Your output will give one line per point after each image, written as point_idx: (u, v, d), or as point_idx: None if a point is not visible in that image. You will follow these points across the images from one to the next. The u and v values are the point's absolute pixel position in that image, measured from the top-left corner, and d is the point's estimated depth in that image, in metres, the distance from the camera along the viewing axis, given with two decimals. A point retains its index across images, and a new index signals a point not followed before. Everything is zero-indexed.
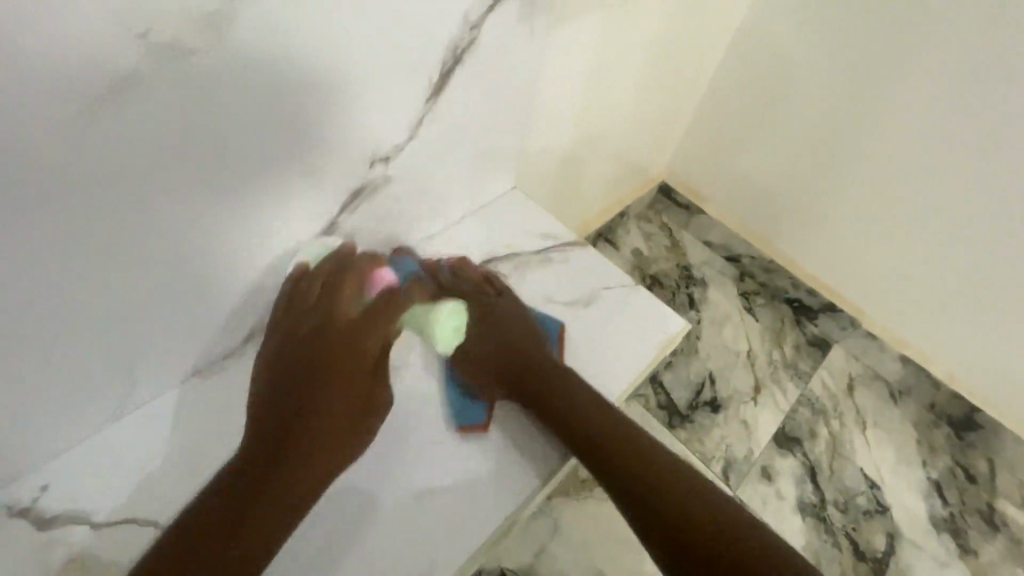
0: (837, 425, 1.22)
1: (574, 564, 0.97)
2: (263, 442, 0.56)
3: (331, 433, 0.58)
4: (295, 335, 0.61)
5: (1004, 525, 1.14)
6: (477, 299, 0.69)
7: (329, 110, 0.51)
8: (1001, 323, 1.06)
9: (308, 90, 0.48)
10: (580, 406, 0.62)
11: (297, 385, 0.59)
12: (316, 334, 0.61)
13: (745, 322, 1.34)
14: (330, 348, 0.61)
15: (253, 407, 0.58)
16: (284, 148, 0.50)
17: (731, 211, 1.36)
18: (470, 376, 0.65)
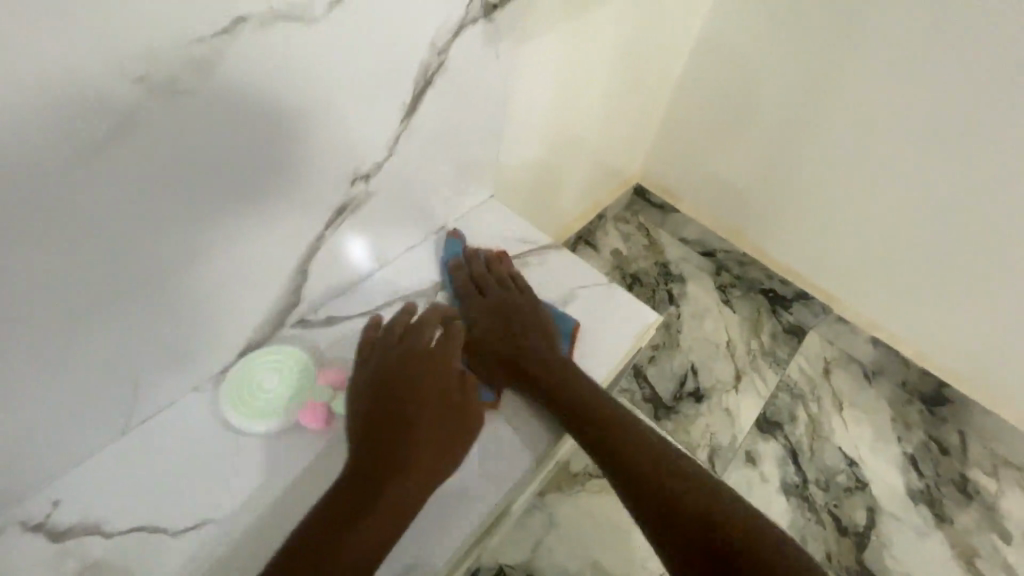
0: (816, 408, 1.27)
1: (569, 556, 1.00)
2: (374, 428, 0.59)
3: (435, 416, 0.61)
4: (385, 349, 0.65)
5: (977, 493, 1.20)
6: (499, 294, 0.74)
7: (310, 133, 0.54)
8: (961, 302, 1.12)
9: (289, 116, 0.52)
10: (585, 395, 0.66)
11: (395, 377, 0.63)
12: (405, 348, 0.65)
13: (723, 314, 1.40)
14: (415, 352, 0.65)
15: (358, 398, 0.62)
16: (269, 170, 0.54)
17: (703, 210, 1.42)
18: (481, 367, 0.69)
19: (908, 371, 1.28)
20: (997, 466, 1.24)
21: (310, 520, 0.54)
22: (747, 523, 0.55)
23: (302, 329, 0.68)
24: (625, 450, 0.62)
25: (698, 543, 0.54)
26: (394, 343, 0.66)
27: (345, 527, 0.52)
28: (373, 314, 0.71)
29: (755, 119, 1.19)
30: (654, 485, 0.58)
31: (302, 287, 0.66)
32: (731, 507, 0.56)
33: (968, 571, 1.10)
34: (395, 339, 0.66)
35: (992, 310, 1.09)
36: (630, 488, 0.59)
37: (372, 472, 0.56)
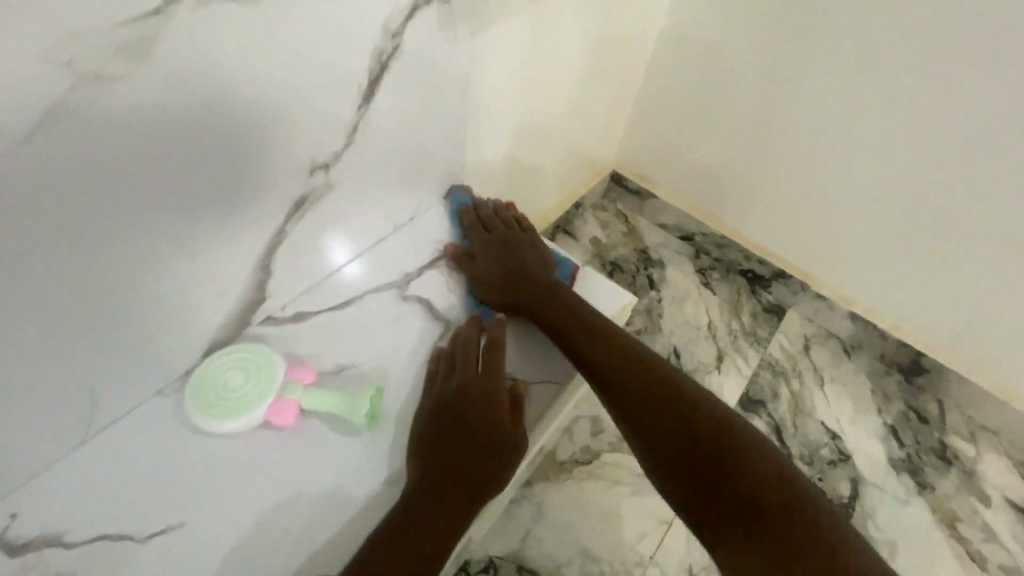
0: (797, 384, 1.29)
1: (559, 544, 1.00)
2: (429, 450, 0.58)
3: (487, 435, 0.59)
4: (440, 374, 0.64)
5: (956, 459, 1.22)
6: (503, 232, 0.78)
7: (263, 125, 0.53)
8: (929, 271, 1.14)
9: (238, 108, 0.50)
10: (578, 316, 0.69)
11: (448, 401, 0.61)
12: (457, 374, 0.63)
13: (703, 296, 1.41)
14: (464, 373, 0.63)
15: (418, 420, 0.61)
16: (222, 165, 0.52)
17: (679, 193, 1.41)
18: (481, 288, 0.73)
19: (886, 344, 1.30)
20: (975, 431, 1.26)
21: (365, 542, 0.53)
22: (733, 429, 0.59)
23: (271, 327, 0.66)
24: (618, 367, 0.66)
25: (684, 447, 0.59)
26: (446, 369, 0.65)
27: (396, 548, 0.52)
28: (344, 308, 0.69)
29: (724, 100, 1.19)
30: (685, 454, 0.59)
31: (267, 283, 0.64)
32: (717, 415, 0.61)
33: (950, 535, 1.12)
34: (447, 358, 0.66)
35: (959, 278, 1.11)
36: (648, 440, 0.61)
37: (428, 492, 0.56)
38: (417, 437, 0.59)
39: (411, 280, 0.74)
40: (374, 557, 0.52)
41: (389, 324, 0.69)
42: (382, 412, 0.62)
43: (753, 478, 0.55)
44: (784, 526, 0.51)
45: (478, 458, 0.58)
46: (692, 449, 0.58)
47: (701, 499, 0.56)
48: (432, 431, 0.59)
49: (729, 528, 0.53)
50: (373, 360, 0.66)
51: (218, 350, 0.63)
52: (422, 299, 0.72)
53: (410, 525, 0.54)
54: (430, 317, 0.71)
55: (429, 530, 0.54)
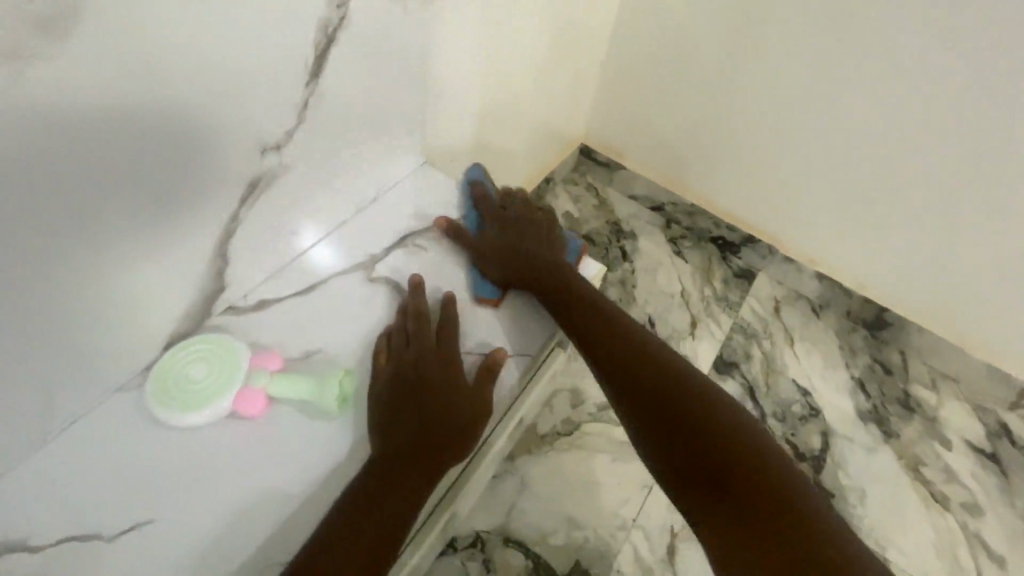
0: (768, 345, 1.33)
1: (544, 514, 1.02)
2: (396, 424, 0.58)
3: (450, 407, 0.60)
4: (399, 349, 0.63)
5: (919, 407, 1.27)
6: (517, 216, 0.77)
7: (216, 124, 0.52)
8: (890, 227, 1.18)
9: (190, 106, 0.49)
10: (566, 281, 0.71)
11: (413, 378, 0.61)
12: (417, 349, 0.63)
13: (675, 265, 1.43)
14: (423, 350, 0.63)
15: (379, 392, 0.60)
16: (178, 167, 0.51)
17: (648, 164, 1.42)
18: (490, 264, 0.71)
19: (851, 301, 1.35)
20: (936, 380, 1.31)
21: (329, 514, 0.53)
22: (696, 383, 0.62)
23: (233, 316, 0.64)
24: (592, 324, 0.68)
25: (650, 394, 0.62)
26: (405, 345, 0.63)
27: (362, 520, 0.53)
28: (309, 292, 0.67)
29: (701, 93, 1.22)
30: (649, 402, 0.61)
31: (226, 270, 0.62)
32: (681, 369, 0.64)
33: (914, 479, 1.17)
34: (406, 336, 0.64)
35: (918, 230, 1.15)
36: (617, 385, 0.64)
37: (396, 466, 0.56)
38: (378, 413, 0.59)
39: (376, 262, 0.71)
40: (333, 535, 0.52)
41: (354, 306, 0.67)
42: (353, 393, 0.61)
43: (738, 457, 0.55)
44: (728, 469, 0.55)
45: (444, 427, 0.59)
46: (678, 429, 0.59)
47: (660, 440, 0.59)
48: (397, 406, 0.59)
49: (696, 472, 0.56)
50: (340, 345, 0.64)
51: (169, 348, 0.60)
52: (389, 279, 0.70)
53: (375, 497, 0.54)
54: (398, 296, 0.69)
55: (394, 500, 0.55)
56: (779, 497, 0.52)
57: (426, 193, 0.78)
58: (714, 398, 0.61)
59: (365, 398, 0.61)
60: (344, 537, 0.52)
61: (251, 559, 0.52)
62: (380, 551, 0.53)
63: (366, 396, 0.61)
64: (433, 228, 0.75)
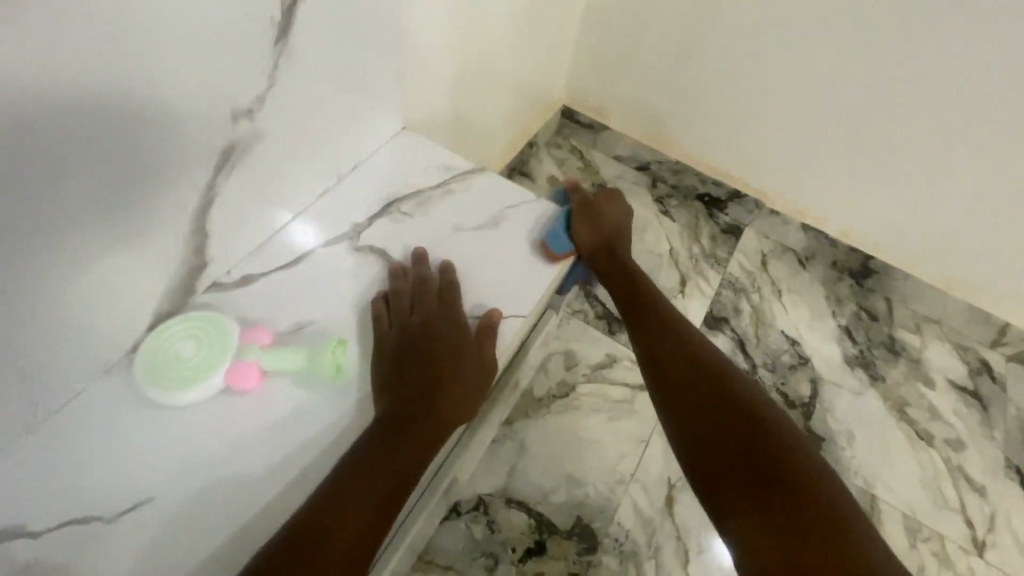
0: (757, 298, 1.34)
1: (545, 474, 1.04)
2: (402, 387, 0.58)
3: (455, 369, 0.60)
4: (402, 315, 0.63)
5: (904, 349, 1.30)
6: (614, 213, 0.78)
7: (167, 107, 0.48)
8: (876, 171, 1.20)
9: (143, 85, 0.45)
10: (622, 265, 0.75)
11: (418, 343, 0.61)
12: (423, 312, 0.63)
13: (663, 224, 1.44)
14: (427, 316, 0.63)
15: (384, 358, 0.60)
16: (124, 155, 0.47)
17: (632, 122, 1.44)
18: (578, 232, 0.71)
19: (836, 251, 1.37)
20: (920, 323, 1.34)
21: (332, 476, 0.53)
22: (721, 363, 0.66)
23: (218, 294, 0.62)
24: (632, 300, 0.74)
25: (677, 360, 0.67)
26: (408, 310, 0.63)
27: (364, 481, 0.53)
28: (293, 266, 0.65)
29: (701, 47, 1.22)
30: (677, 368, 0.66)
31: (205, 247, 0.59)
32: (710, 350, 0.68)
33: (900, 419, 1.21)
34: (408, 303, 0.64)
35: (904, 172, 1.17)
36: (647, 350, 0.69)
37: (399, 428, 0.56)
38: (383, 378, 0.59)
39: (360, 230, 0.69)
40: (335, 495, 0.52)
41: (344, 276, 0.66)
42: (347, 362, 0.61)
43: (757, 431, 0.59)
44: (741, 437, 0.59)
45: (449, 389, 0.60)
46: (699, 391, 0.63)
47: (681, 401, 0.64)
48: (403, 371, 0.60)
49: (710, 435, 0.60)
50: (330, 318, 0.63)
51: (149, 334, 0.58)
52: (375, 249, 0.68)
53: (379, 457, 0.54)
54: (387, 265, 0.67)
55: (399, 459, 0.55)
56: (781, 470, 0.56)
57: (408, 156, 0.76)
58: (738, 380, 0.64)
59: (368, 366, 0.61)
60: (348, 496, 0.52)
61: (258, 531, 0.52)
62: (380, 510, 0.53)
63: (369, 363, 0.61)
64: (417, 193, 0.72)
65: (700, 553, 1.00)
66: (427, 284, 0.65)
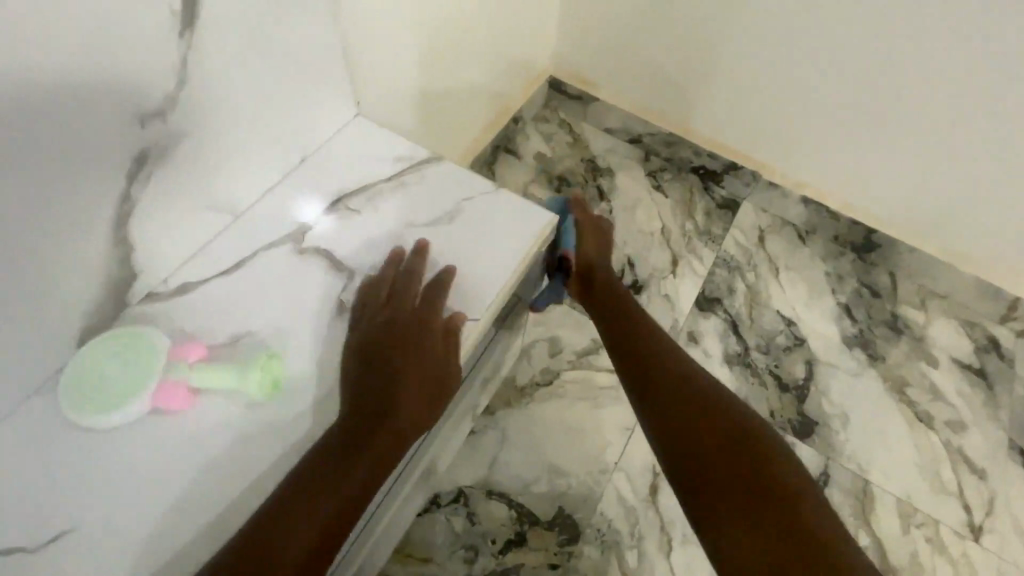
0: (752, 277, 1.29)
1: (526, 465, 1.03)
2: (366, 387, 0.54)
3: (424, 368, 0.55)
4: (372, 308, 0.58)
5: (906, 327, 1.25)
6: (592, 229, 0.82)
7: (54, 118, 0.43)
8: (884, 138, 1.12)
9: (20, 93, 0.40)
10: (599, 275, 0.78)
11: (388, 338, 0.56)
12: (394, 304, 0.58)
13: (655, 200, 1.37)
14: (399, 310, 0.58)
15: (349, 354, 0.55)
16: (10, 176, 0.42)
17: (621, 94, 1.37)
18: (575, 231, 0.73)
19: (838, 224, 1.30)
20: (925, 299, 1.28)
21: (285, 482, 0.50)
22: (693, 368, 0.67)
23: (151, 306, 0.57)
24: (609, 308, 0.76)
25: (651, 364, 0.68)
26: (381, 304, 0.59)
27: (320, 489, 0.49)
28: (231, 274, 0.59)
29: (693, 6, 1.13)
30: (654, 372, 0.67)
31: (132, 259, 0.54)
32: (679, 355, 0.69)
33: (899, 400, 1.16)
34: (382, 295, 0.59)
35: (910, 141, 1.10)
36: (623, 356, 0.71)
37: (360, 432, 0.52)
38: (347, 374, 0.55)
39: (307, 232, 0.63)
40: (286, 505, 0.48)
41: (289, 280, 0.60)
42: (286, 376, 0.55)
43: (731, 433, 0.59)
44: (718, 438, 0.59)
45: (416, 388, 0.55)
46: (667, 397, 0.64)
47: (656, 404, 0.64)
48: (369, 369, 0.55)
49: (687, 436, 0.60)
50: (271, 329, 0.57)
51: (76, 354, 0.53)
52: (322, 250, 0.62)
53: (334, 462, 0.50)
54: (335, 273, 0.61)
55: (358, 468, 0.51)
56: (758, 472, 0.56)
57: (361, 146, 0.71)
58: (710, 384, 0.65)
59: (333, 363, 0.56)
60: (301, 506, 0.48)
61: (192, 565, 0.47)
62: (319, 543, 0.48)
63: (333, 361, 0.56)
64: (370, 188, 0.67)
65: (684, 542, 0.98)
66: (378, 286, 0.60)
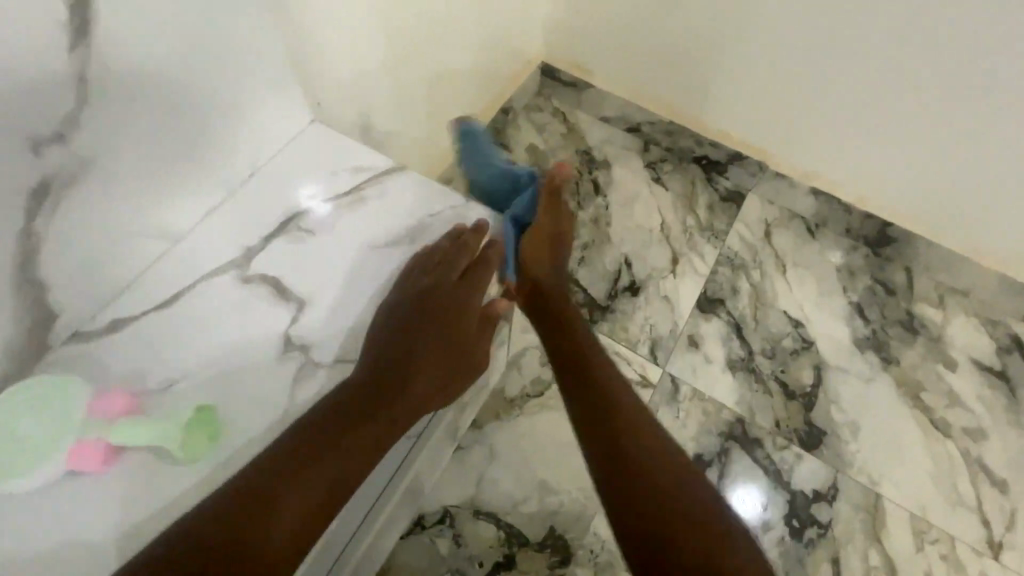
0: (757, 275, 1.21)
1: (514, 482, 0.98)
2: (392, 350, 0.53)
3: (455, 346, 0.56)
4: (422, 265, 0.57)
5: (923, 327, 1.17)
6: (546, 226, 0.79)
7: None
8: (896, 120, 1.06)
9: None
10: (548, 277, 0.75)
11: (428, 305, 0.55)
12: (447, 267, 0.57)
13: (654, 194, 1.29)
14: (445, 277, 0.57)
15: (389, 310, 0.55)
16: None
17: (617, 79, 1.32)
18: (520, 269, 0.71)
19: (851, 217, 1.23)
20: (944, 295, 1.20)
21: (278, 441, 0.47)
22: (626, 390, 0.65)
23: (78, 346, 0.51)
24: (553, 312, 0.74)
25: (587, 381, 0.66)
26: (434, 263, 0.57)
27: (312, 451, 0.46)
28: (163, 309, 0.54)
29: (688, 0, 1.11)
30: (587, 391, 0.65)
31: (47, 298, 0.49)
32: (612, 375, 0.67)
33: (913, 406, 1.09)
34: (437, 259, 0.58)
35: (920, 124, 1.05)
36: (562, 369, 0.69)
37: (374, 402, 0.50)
38: (383, 329, 0.54)
39: (253, 256, 0.57)
40: (271, 465, 0.45)
41: (229, 312, 0.54)
42: (223, 426, 0.49)
43: (653, 465, 0.57)
44: (642, 467, 0.57)
45: (437, 368, 0.54)
46: (591, 432, 0.61)
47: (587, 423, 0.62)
48: (402, 329, 0.54)
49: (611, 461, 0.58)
50: (205, 371, 0.51)
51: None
52: (269, 277, 0.56)
53: (332, 428, 0.47)
54: (276, 301, 0.55)
55: (357, 438, 0.48)
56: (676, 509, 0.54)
57: (317, 153, 0.64)
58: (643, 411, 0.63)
59: (372, 321, 0.55)
60: (280, 474, 0.45)
61: None
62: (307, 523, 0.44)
63: (372, 318, 0.55)
64: (327, 203, 0.61)
65: None
66: (331, 318, 0.55)
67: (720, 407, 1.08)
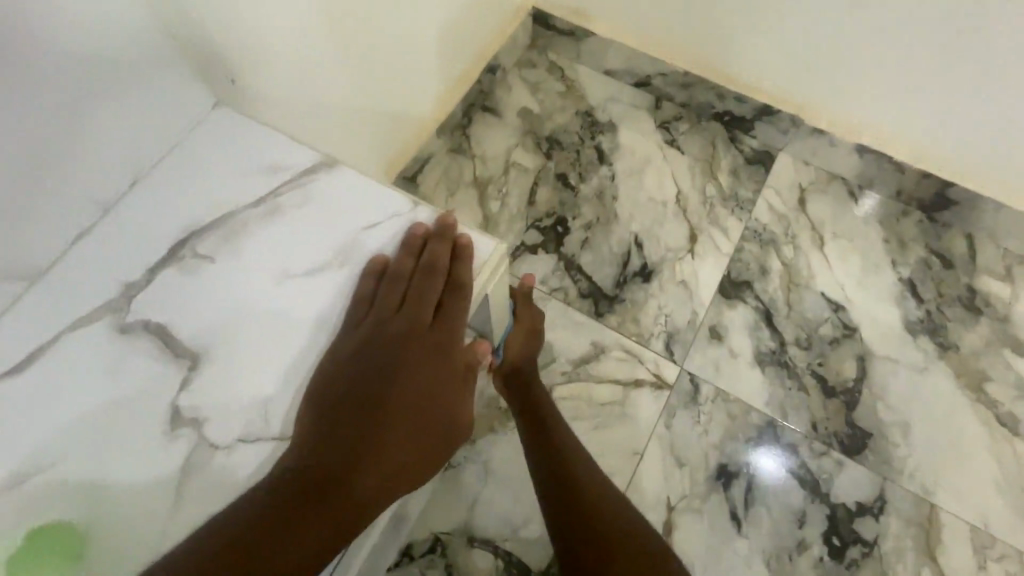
0: (790, 252, 1.04)
1: (513, 504, 0.86)
2: (352, 420, 0.45)
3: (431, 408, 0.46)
4: (381, 312, 0.48)
5: (987, 305, 1.00)
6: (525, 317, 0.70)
7: None
8: (971, 59, 0.84)
9: None
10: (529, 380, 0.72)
11: (389, 362, 0.46)
12: (411, 309, 0.48)
13: (668, 159, 1.11)
14: (412, 322, 0.48)
15: (341, 368, 0.46)
16: None
17: (621, 23, 1.09)
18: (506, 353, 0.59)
19: (904, 178, 1.02)
20: (1012, 266, 1.02)
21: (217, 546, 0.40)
22: (610, 498, 0.65)
23: None
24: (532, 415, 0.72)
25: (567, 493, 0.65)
26: (392, 308, 0.48)
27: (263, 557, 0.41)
28: (33, 362, 0.47)
29: None
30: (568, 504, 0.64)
31: None
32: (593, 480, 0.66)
33: (975, 401, 0.94)
34: (395, 302, 0.48)
35: (1008, 61, 0.82)
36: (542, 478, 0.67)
37: (333, 484, 0.43)
38: (337, 396, 0.45)
39: (139, 292, 0.50)
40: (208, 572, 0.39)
41: (112, 359, 0.47)
42: (91, 531, 0.42)
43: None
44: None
45: (409, 434, 0.45)
46: (569, 521, 0.63)
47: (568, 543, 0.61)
48: (363, 394, 0.45)
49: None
50: (81, 432, 0.45)
51: None
52: (153, 324, 0.48)
53: (284, 529, 0.41)
54: (156, 346, 0.47)
55: (312, 535, 0.42)
56: None
57: (234, 143, 0.56)
58: (626, 519, 0.63)
59: (311, 375, 0.47)
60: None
61: None
62: None
63: (312, 372, 0.47)
64: (236, 216, 0.52)
65: None
66: (228, 371, 0.47)
67: (747, 409, 0.94)
